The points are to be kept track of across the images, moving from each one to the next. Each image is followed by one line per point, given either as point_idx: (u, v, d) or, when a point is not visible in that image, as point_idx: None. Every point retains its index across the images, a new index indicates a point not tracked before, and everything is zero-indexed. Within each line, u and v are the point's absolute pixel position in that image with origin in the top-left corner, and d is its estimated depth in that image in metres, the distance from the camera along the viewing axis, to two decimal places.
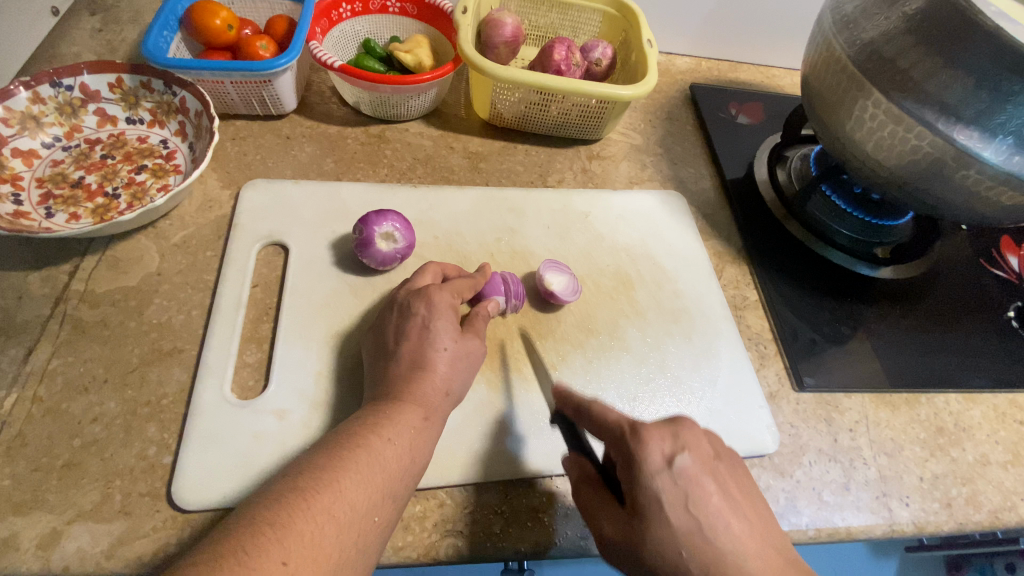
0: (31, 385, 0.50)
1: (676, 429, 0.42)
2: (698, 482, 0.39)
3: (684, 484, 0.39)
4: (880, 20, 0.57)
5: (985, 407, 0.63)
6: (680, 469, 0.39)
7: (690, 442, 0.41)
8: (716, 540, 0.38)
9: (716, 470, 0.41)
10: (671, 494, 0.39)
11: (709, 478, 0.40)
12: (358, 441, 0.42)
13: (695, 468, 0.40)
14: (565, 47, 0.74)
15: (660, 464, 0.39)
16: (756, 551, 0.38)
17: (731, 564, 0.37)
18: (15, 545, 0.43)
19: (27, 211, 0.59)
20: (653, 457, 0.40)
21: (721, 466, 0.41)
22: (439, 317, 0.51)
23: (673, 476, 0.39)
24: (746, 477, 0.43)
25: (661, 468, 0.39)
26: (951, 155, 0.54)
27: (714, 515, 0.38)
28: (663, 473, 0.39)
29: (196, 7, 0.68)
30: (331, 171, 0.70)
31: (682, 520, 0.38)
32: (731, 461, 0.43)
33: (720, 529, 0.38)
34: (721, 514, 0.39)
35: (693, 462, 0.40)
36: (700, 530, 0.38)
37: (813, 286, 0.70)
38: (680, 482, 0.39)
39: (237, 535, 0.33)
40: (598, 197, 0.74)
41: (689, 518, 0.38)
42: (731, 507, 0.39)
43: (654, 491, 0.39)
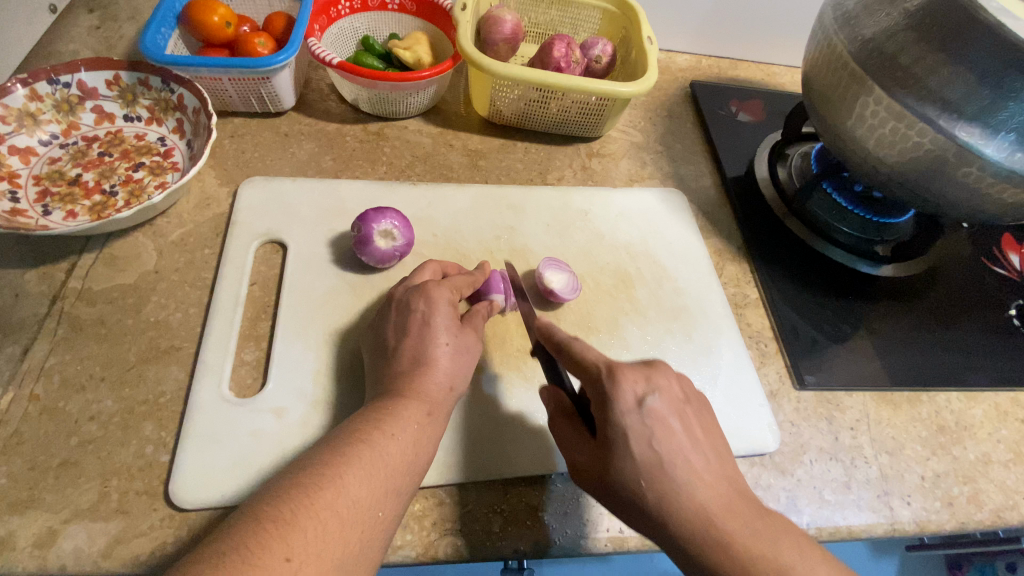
0: (28, 383, 0.49)
1: (650, 375, 0.45)
2: (664, 422, 0.43)
3: (651, 423, 0.42)
4: (881, 16, 0.57)
5: (986, 406, 0.63)
6: (649, 409, 0.42)
7: (660, 389, 0.44)
8: (674, 474, 0.41)
9: (682, 412, 0.44)
10: (639, 431, 0.42)
11: (674, 419, 0.43)
12: (360, 437, 0.41)
13: (663, 409, 0.43)
14: (565, 44, 0.73)
15: (631, 404, 0.42)
16: (709, 483, 0.41)
17: (686, 494, 0.41)
18: (11, 544, 0.42)
19: (25, 208, 0.58)
20: (625, 398, 0.42)
21: (687, 409, 0.45)
22: (438, 314, 0.51)
23: (642, 416, 0.42)
24: (707, 419, 0.46)
25: (632, 408, 0.42)
26: (953, 152, 0.53)
27: (676, 452, 0.42)
28: (633, 413, 0.42)
29: (194, 4, 0.68)
30: (330, 169, 0.70)
31: (645, 454, 0.42)
32: (696, 405, 0.46)
33: (679, 464, 0.41)
34: (682, 452, 0.42)
35: (661, 403, 0.43)
36: (661, 464, 0.41)
37: (814, 283, 0.69)
38: (648, 421, 0.42)
39: (239, 531, 0.33)
40: (598, 195, 0.74)
41: (652, 453, 0.41)
42: (692, 445, 0.43)
43: (623, 428, 0.42)
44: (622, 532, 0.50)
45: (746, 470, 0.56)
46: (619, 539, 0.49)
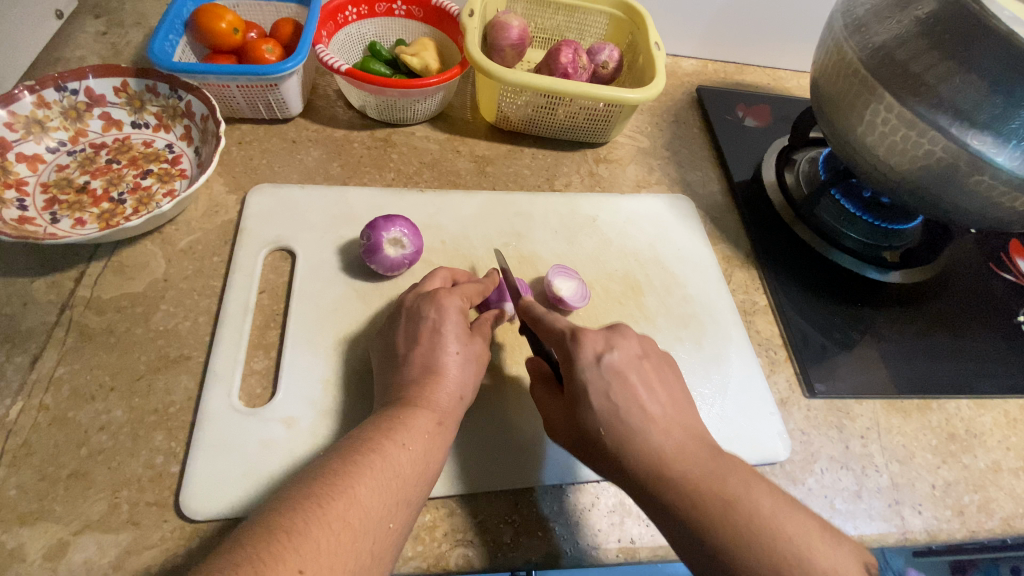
0: (38, 393, 0.49)
1: (611, 335, 0.47)
2: (622, 376, 0.45)
3: (609, 376, 0.45)
4: (892, 23, 0.57)
5: (996, 413, 0.63)
6: (606, 363, 0.45)
7: (620, 347, 0.47)
8: (630, 421, 0.43)
9: (641, 367, 0.46)
10: (597, 384, 0.45)
11: (632, 372, 0.46)
12: (371, 446, 0.41)
13: (620, 364, 0.45)
14: (572, 50, 0.73)
15: (590, 360, 0.45)
16: (663, 429, 0.43)
17: (640, 437, 0.43)
18: (21, 556, 0.42)
19: (32, 216, 0.58)
20: (585, 354, 0.46)
21: (647, 363, 0.47)
22: (449, 322, 0.51)
23: (600, 370, 0.45)
24: (669, 374, 0.48)
25: (590, 363, 0.45)
26: (964, 160, 0.53)
27: (632, 402, 0.44)
28: (591, 366, 0.45)
29: (202, 10, 0.68)
30: (337, 175, 0.70)
31: (602, 405, 0.44)
32: (658, 361, 0.48)
33: (635, 411, 0.44)
34: (638, 401, 0.44)
35: (619, 359, 0.46)
36: (618, 413, 0.44)
37: (823, 291, 0.69)
38: (606, 374, 0.45)
39: (251, 542, 0.33)
40: (605, 201, 0.73)
41: (609, 404, 0.44)
42: (650, 396, 0.45)
43: (583, 381, 0.45)
44: (633, 543, 0.49)
45: None
46: (630, 549, 0.49)
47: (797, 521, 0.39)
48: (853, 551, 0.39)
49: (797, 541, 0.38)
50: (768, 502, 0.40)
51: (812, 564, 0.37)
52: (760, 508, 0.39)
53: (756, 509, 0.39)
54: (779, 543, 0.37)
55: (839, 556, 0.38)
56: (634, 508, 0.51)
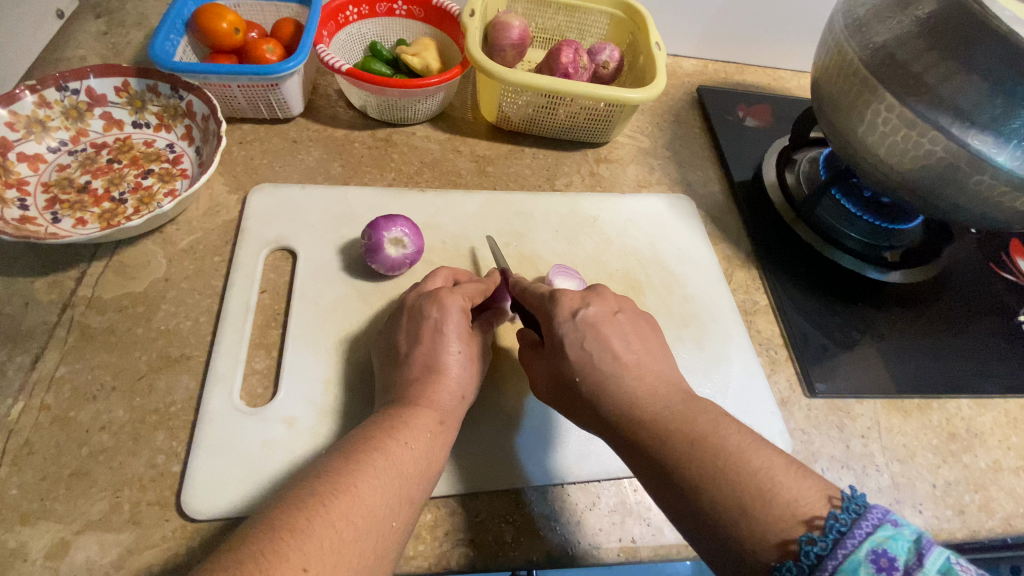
0: (39, 393, 0.49)
1: (587, 296, 0.50)
2: (595, 327, 0.47)
3: (584, 328, 0.47)
4: (892, 23, 0.57)
5: (996, 413, 0.63)
6: (581, 317, 0.48)
7: (596, 303, 0.49)
8: (602, 367, 0.45)
9: (616, 321, 0.49)
10: (573, 336, 0.47)
11: (607, 324, 0.48)
12: (373, 445, 0.41)
13: (595, 317, 0.48)
14: (573, 50, 0.73)
15: (566, 316, 0.48)
16: (636, 375, 0.45)
17: (612, 381, 0.45)
18: (22, 556, 0.42)
19: (33, 216, 0.58)
20: (562, 312, 0.48)
21: (623, 320, 0.49)
22: (450, 321, 0.51)
23: (575, 323, 0.47)
24: (645, 328, 0.50)
25: (566, 318, 0.48)
26: (965, 160, 0.53)
27: (605, 352, 0.46)
28: (567, 321, 0.48)
29: (203, 10, 0.68)
30: (338, 175, 0.70)
31: (578, 354, 0.46)
32: (634, 316, 0.51)
33: (607, 359, 0.46)
34: (611, 350, 0.46)
35: (594, 313, 0.48)
36: (591, 360, 0.46)
37: (824, 291, 0.69)
38: (581, 327, 0.47)
39: (255, 540, 0.33)
40: (606, 201, 0.73)
41: (584, 353, 0.46)
42: (624, 346, 0.47)
43: (559, 335, 0.47)
44: (634, 542, 0.49)
45: None
46: (630, 548, 0.49)
47: (768, 457, 0.38)
48: (824, 485, 0.36)
49: (759, 474, 0.36)
50: (736, 438, 0.39)
51: (775, 493, 0.35)
52: (727, 443, 0.39)
53: (722, 443, 0.39)
54: (742, 475, 0.36)
55: (807, 488, 0.36)
56: (634, 508, 0.51)
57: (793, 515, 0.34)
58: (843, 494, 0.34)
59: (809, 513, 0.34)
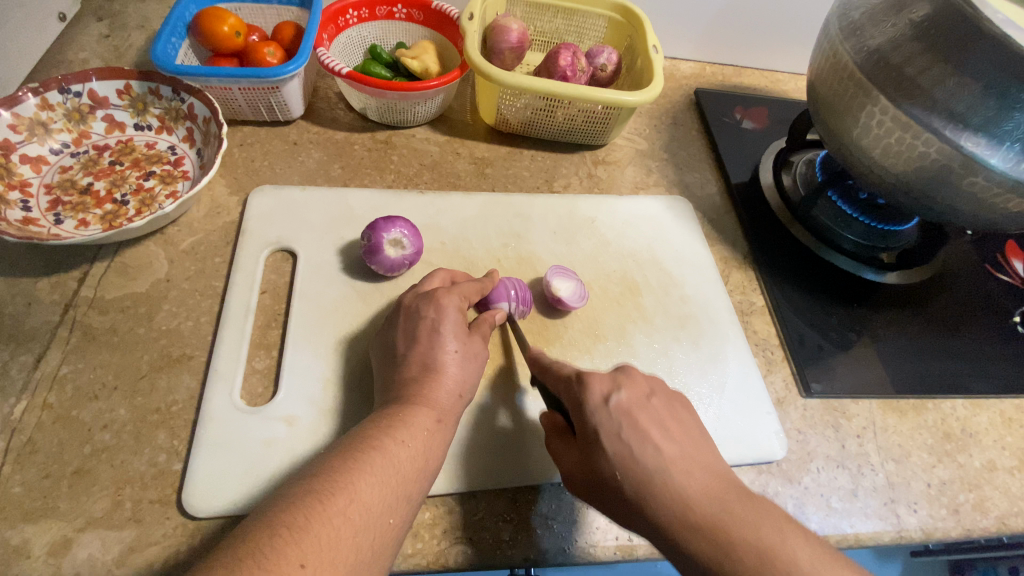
0: (41, 392, 0.50)
1: (617, 376, 0.48)
2: (631, 415, 0.45)
3: (619, 417, 0.45)
4: (886, 26, 0.57)
5: (991, 413, 0.63)
6: (615, 405, 0.45)
7: (627, 386, 0.47)
8: (645, 463, 0.42)
9: (650, 405, 0.46)
10: (608, 426, 0.44)
11: (642, 411, 0.45)
12: (371, 444, 0.42)
13: (629, 403, 0.45)
14: (571, 53, 0.74)
15: (598, 402, 0.45)
16: (683, 470, 0.42)
17: (659, 480, 0.42)
18: (26, 552, 0.43)
19: (36, 217, 0.59)
20: (592, 396, 0.46)
21: (657, 401, 0.47)
22: (446, 321, 0.51)
23: (609, 411, 0.45)
24: (682, 411, 0.48)
25: (599, 405, 0.45)
26: (959, 162, 0.54)
27: (644, 441, 0.43)
28: (600, 408, 0.45)
29: (204, 13, 0.68)
30: (338, 177, 0.71)
31: (616, 448, 0.43)
32: (669, 398, 0.48)
33: (650, 453, 0.43)
34: (651, 441, 0.43)
35: (628, 399, 0.46)
36: (633, 455, 0.43)
37: (820, 292, 0.70)
38: (616, 415, 0.45)
39: (254, 537, 0.33)
40: (605, 202, 0.74)
41: (621, 445, 0.43)
42: (663, 435, 0.44)
43: (594, 426, 0.45)
44: (631, 541, 0.50)
45: (753, 478, 0.56)
46: (628, 547, 0.49)
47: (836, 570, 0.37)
48: None
49: None
50: (808, 552, 0.38)
51: None
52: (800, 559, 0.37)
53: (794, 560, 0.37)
54: None
55: None
56: None
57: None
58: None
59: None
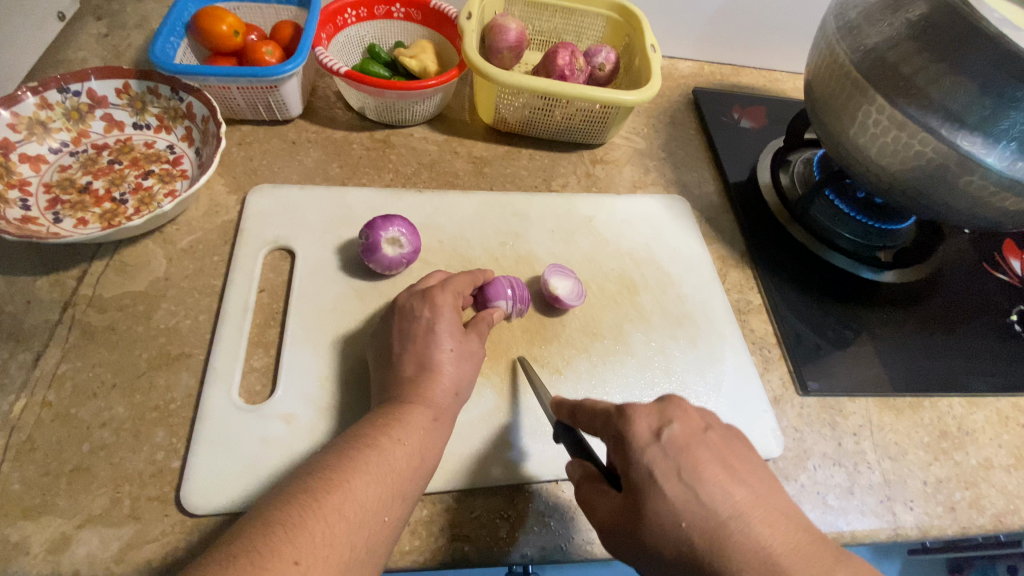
0: (40, 390, 0.50)
1: (665, 404, 0.41)
2: (689, 452, 0.38)
3: (676, 454, 0.38)
4: (883, 26, 0.58)
5: (988, 411, 0.64)
6: (669, 440, 0.38)
7: (680, 417, 0.40)
8: (717, 513, 0.36)
9: (709, 440, 0.40)
10: (663, 466, 0.38)
11: (701, 446, 0.39)
12: (367, 442, 0.42)
13: (684, 437, 0.39)
14: (569, 52, 0.74)
15: (648, 438, 0.39)
16: (762, 521, 0.36)
17: (737, 534, 0.35)
18: (25, 549, 0.43)
19: (35, 217, 0.59)
20: (640, 432, 0.39)
21: (715, 436, 0.40)
22: (441, 320, 0.52)
23: (662, 448, 0.38)
24: (744, 448, 0.41)
25: (650, 443, 0.39)
26: (954, 161, 0.54)
27: (710, 483, 0.37)
28: (651, 446, 0.38)
29: (203, 13, 0.69)
30: (336, 176, 0.71)
31: (676, 492, 0.37)
32: (727, 433, 0.42)
33: (717, 499, 0.37)
34: (720, 484, 0.37)
35: (683, 434, 0.39)
36: (699, 501, 0.36)
37: (817, 291, 0.70)
38: (671, 453, 0.38)
39: (248, 534, 0.33)
40: (603, 201, 0.74)
41: (683, 489, 0.37)
42: (731, 476, 0.38)
43: (645, 467, 0.38)
44: None
45: None
46: None
47: None
48: None
49: None
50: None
51: None
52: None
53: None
54: None
55: None
56: None
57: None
58: None
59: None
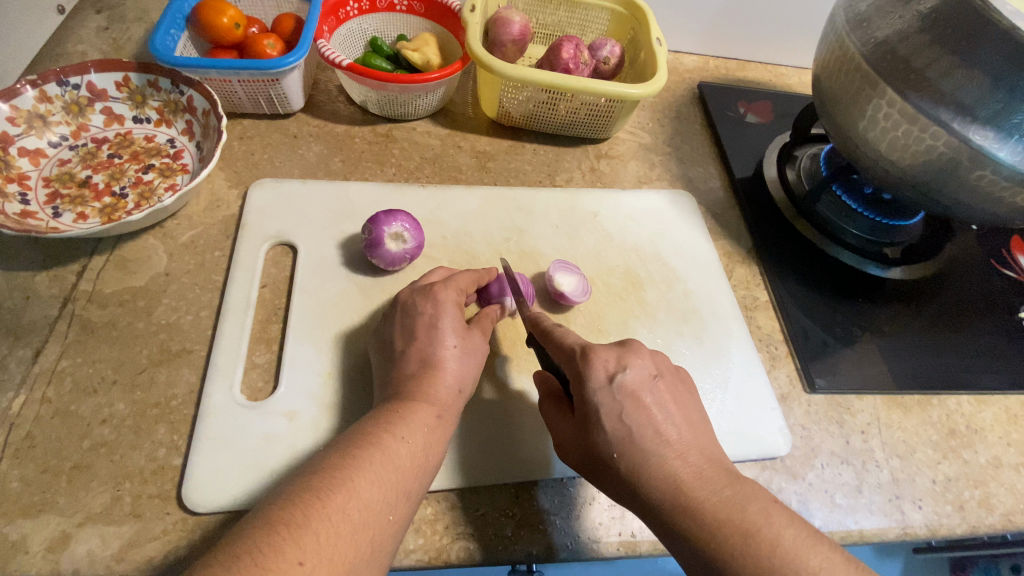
0: (40, 386, 0.49)
1: (623, 353, 0.47)
2: (635, 397, 0.44)
3: (623, 398, 0.44)
4: (894, 18, 0.57)
5: (997, 409, 0.63)
6: (619, 385, 0.44)
7: (634, 366, 0.46)
8: (644, 444, 0.43)
9: (655, 387, 0.45)
10: (610, 406, 0.44)
11: (647, 393, 0.45)
12: (371, 440, 0.41)
13: (633, 384, 0.45)
14: (573, 45, 0.73)
15: (602, 381, 0.45)
16: (679, 454, 0.43)
17: (655, 462, 0.42)
18: (24, 548, 0.42)
19: (34, 211, 0.58)
20: (597, 375, 0.45)
21: (662, 383, 0.46)
22: (444, 315, 0.51)
23: (611, 391, 0.44)
24: (683, 393, 0.47)
25: (602, 384, 0.45)
26: (966, 155, 0.53)
27: (645, 423, 0.43)
28: (603, 388, 0.44)
29: (203, 5, 0.68)
30: (339, 171, 0.70)
31: (615, 428, 0.43)
32: (673, 380, 0.48)
33: (649, 435, 0.43)
34: (653, 423, 0.44)
35: (633, 379, 0.45)
36: (631, 435, 0.43)
37: (824, 287, 0.69)
38: (619, 396, 0.44)
39: (251, 534, 0.33)
40: (607, 197, 0.74)
41: (621, 427, 0.43)
42: (665, 418, 0.44)
43: (595, 404, 0.44)
44: (634, 537, 0.49)
45: (757, 474, 0.56)
46: (631, 543, 0.49)
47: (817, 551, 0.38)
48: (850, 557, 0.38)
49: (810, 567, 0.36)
50: (791, 533, 0.38)
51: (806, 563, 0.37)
52: (783, 539, 0.38)
53: (775, 539, 0.37)
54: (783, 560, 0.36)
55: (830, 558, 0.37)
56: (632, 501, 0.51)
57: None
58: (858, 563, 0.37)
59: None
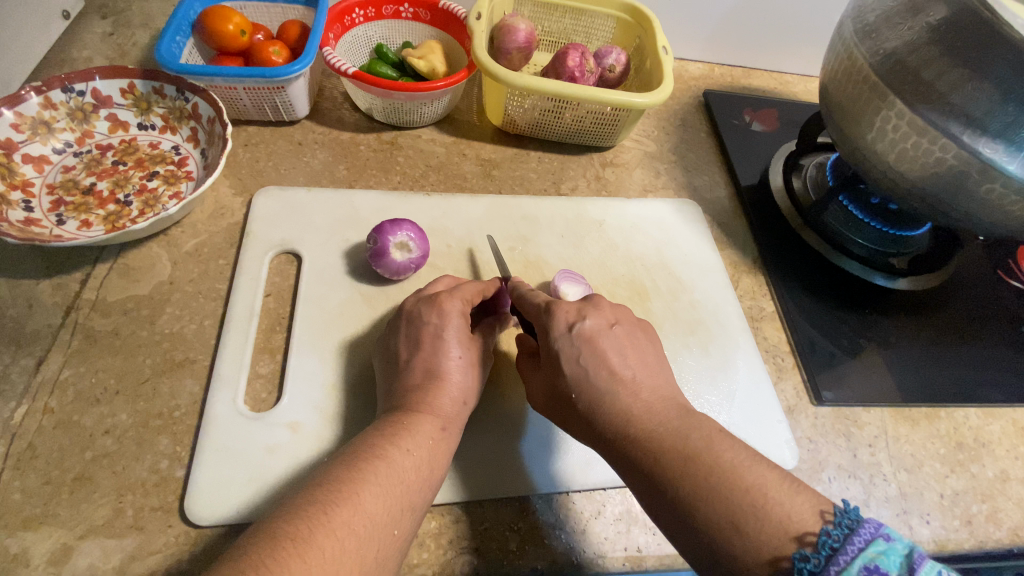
0: (42, 396, 0.49)
1: (584, 307, 0.49)
2: (592, 343, 0.46)
3: (580, 343, 0.46)
4: (903, 29, 0.56)
5: (1004, 422, 0.62)
6: (577, 331, 0.47)
7: (593, 316, 0.48)
8: None
9: (613, 334, 0.47)
10: (569, 352, 0.46)
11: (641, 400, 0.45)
12: (375, 452, 0.41)
13: (591, 331, 0.47)
14: (579, 54, 0.73)
15: (563, 329, 0.47)
16: None
17: None
18: (26, 560, 0.42)
19: (38, 218, 0.58)
20: (559, 325, 0.47)
21: (620, 330, 0.48)
22: (450, 326, 0.51)
23: (571, 338, 0.46)
24: (642, 340, 0.49)
25: (563, 332, 0.47)
26: (976, 168, 0.52)
27: None
28: (563, 335, 0.47)
29: (209, 12, 0.68)
30: (343, 178, 0.70)
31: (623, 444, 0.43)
32: (631, 328, 0.49)
33: None
34: None
35: (592, 326, 0.47)
36: None
37: (831, 298, 0.69)
38: (577, 342, 0.46)
39: (256, 549, 0.32)
40: (613, 205, 0.73)
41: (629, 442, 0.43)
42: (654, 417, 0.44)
43: (555, 350, 0.47)
44: (640, 552, 0.49)
45: None
46: (638, 558, 0.48)
47: None
48: (817, 498, 0.36)
49: None
50: None
51: None
52: None
53: None
54: None
55: (798, 503, 0.36)
56: (639, 516, 0.51)
57: (785, 531, 0.34)
58: (835, 510, 0.35)
59: (801, 529, 0.34)
